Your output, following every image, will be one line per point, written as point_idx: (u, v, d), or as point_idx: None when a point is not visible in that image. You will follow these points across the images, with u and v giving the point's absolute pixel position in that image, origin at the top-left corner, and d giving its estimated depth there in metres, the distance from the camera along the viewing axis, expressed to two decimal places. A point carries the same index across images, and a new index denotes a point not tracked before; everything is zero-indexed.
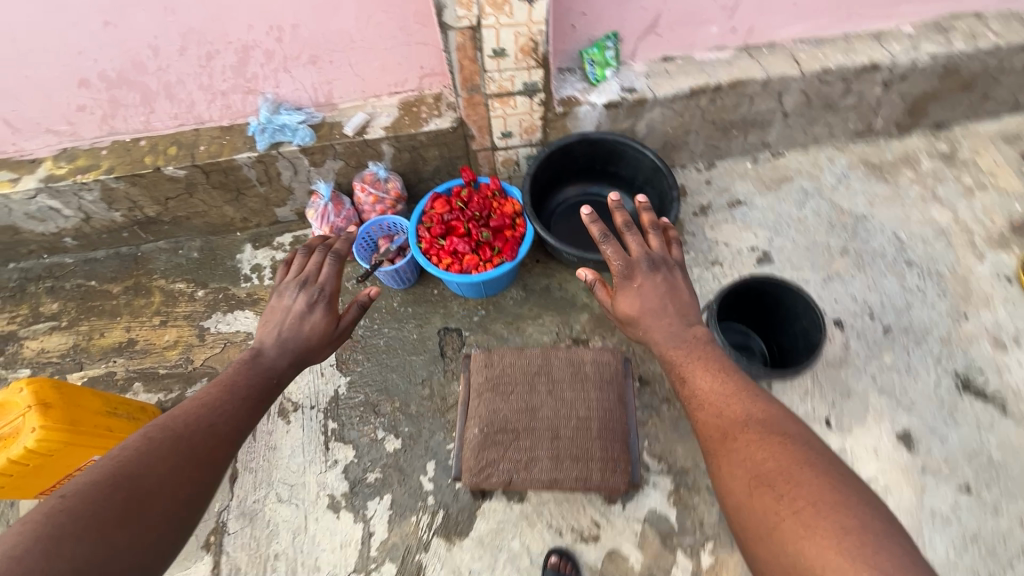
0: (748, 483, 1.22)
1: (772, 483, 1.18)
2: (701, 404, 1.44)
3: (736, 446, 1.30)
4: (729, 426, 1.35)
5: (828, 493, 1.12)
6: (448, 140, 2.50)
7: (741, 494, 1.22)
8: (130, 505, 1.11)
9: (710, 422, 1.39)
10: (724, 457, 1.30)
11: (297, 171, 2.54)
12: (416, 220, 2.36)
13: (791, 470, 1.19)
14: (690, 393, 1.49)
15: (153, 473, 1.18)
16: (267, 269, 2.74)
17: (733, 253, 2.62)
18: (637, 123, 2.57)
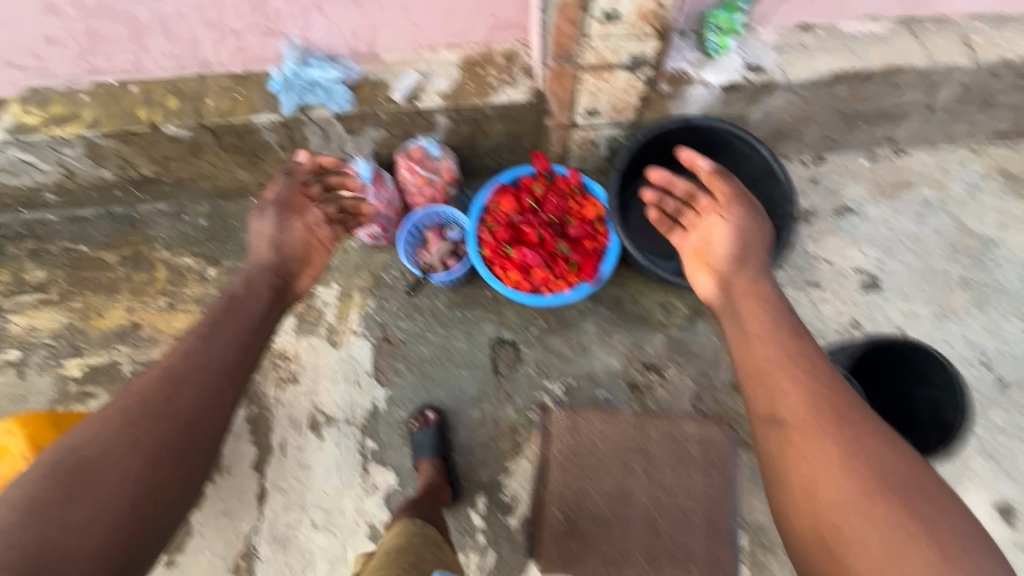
0: (853, 486, 1.09)
1: (890, 488, 1.08)
2: (796, 380, 1.26)
3: (841, 437, 1.15)
4: (830, 412, 1.19)
5: (946, 510, 1.06)
6: (518, 114, 2.01)
7: (844, 492, 1.09)
8: (80, 486, 1.11)
9: (806, 404, 1.22)
10: (821, 451, 1.15)
11: (329, 138, 2.06)
12: (477, 218, 1.96)
13: (910, 480, 1.09)
14: (779, 366, 1.30)
15: (103, 443, 1.17)
16: None
17: (835, 273, 2.26)
18: (752, 109, 2.07)
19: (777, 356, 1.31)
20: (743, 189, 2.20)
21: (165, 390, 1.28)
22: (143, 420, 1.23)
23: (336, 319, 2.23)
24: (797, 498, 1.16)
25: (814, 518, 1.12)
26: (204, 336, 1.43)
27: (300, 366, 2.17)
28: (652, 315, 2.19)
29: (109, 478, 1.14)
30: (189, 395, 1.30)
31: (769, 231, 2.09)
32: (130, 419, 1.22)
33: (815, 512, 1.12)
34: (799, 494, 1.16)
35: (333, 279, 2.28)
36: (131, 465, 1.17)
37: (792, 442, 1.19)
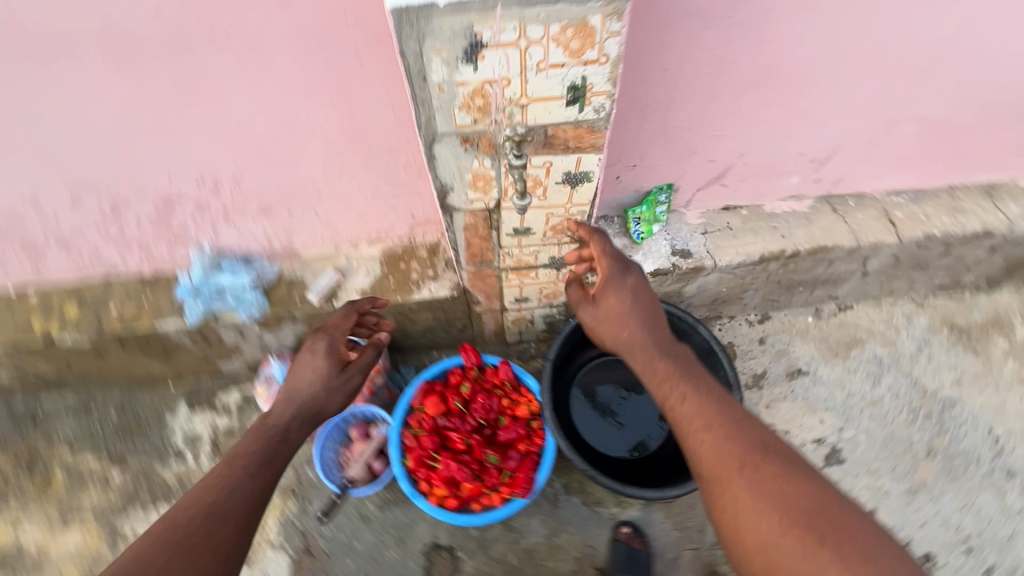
0: (772, 523, 1.10)
1: (796, 516, 1.09)
2: (702, 437, 1.25)
3: (752, 480, 1.16)
4: (740, 456, 1.20)
5: (838, 533, 1.05)
6: (443, 304, 1.93)
7: (768, 528, 1.10)
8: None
9: (714, 451, 1.23)
10: (737, 491, 1.16)
11: (244, 335, 1.95)
12: (400, 422, 1.82)
13: (815, 510, 1.09)
14: (689, 426, 1.29)
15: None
16: (206, 440, 2.15)
17: (793, 445, 2.13)
18: (687, 286, 2.02)
19: (697, 410, 1.29)
20: None
21: (201, 520, 1.12)
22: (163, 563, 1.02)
23: (252, 528, 2.01)
24: (734, 535, 1.16)
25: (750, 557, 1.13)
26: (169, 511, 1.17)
27: None
28: (603, 508, 1.99)
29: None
30: (215, 518, 1.13)
31: None
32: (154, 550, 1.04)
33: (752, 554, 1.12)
34: (737, 535, 1.16)
35: None
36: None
37: (719, 489, 1.20)
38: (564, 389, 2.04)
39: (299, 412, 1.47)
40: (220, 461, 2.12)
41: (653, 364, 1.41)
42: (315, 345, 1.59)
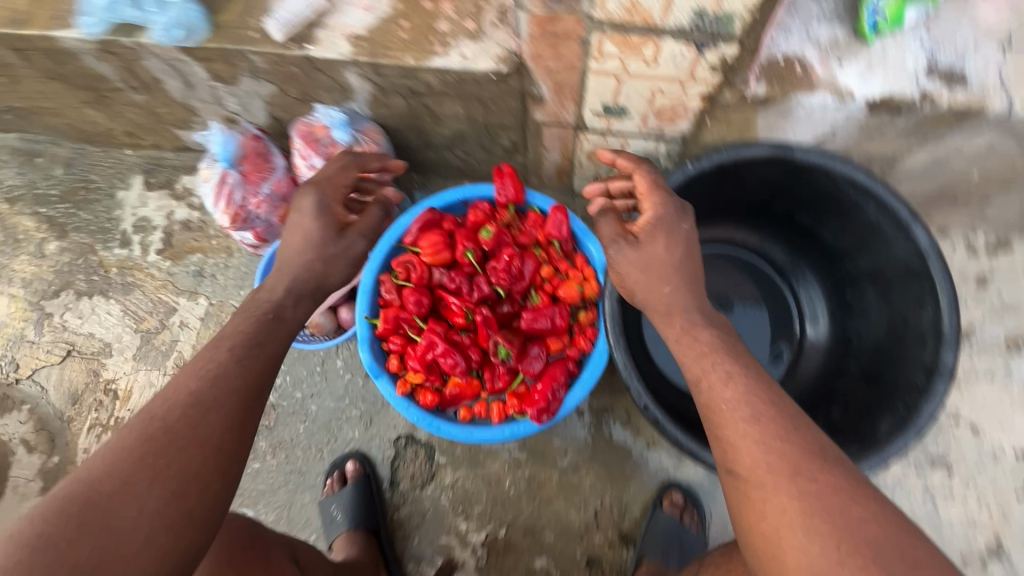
0: (833, 565, 0.59)
1: (872, 557, 0.58)
2: (742, 426, 0.71)
3: (804, 492, 0.64)
4: (794, 459, 0.67)
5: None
6: (482, 92, 1.15)
7: (828, 575, 0.59)
8: (86, 525, 0.59)
9: (756, 451, 0.69)
10: (780, 506, 0.64)
11: (192, 83, 1.31)
12: (380, 261, 1.16)
13: (904, 553, 0.58)
14: (727, 413, 0.74)
15: (133, 467, 0.63)
16: (157, 231, 1.65)
17: (982, 453, 1.31)
18: (918, 151, 1.11)
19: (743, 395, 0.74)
20: (855, 283, 1.28)
21: (208, 379, 0.74)
22: (180, 420, 0.69)
23: (191, 353, 1.54)
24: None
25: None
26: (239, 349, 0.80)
27: (128, 411, 1.52)
28: (651, 456, 1.37)
29: (141, 507, 0.62)
30: (224, 362, 0.76)
31: (883, 376, 1.16)
32: (183, 405, 0.70)
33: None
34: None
35: (203, 293, 1.59)
36: (184, 483, 0.65)
37: (756, 509, 0.66)
38: None
39: (294, 286, 0.93)
40: (170, 260, 1.63)
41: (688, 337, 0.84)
42: (298, 202, 0.99)
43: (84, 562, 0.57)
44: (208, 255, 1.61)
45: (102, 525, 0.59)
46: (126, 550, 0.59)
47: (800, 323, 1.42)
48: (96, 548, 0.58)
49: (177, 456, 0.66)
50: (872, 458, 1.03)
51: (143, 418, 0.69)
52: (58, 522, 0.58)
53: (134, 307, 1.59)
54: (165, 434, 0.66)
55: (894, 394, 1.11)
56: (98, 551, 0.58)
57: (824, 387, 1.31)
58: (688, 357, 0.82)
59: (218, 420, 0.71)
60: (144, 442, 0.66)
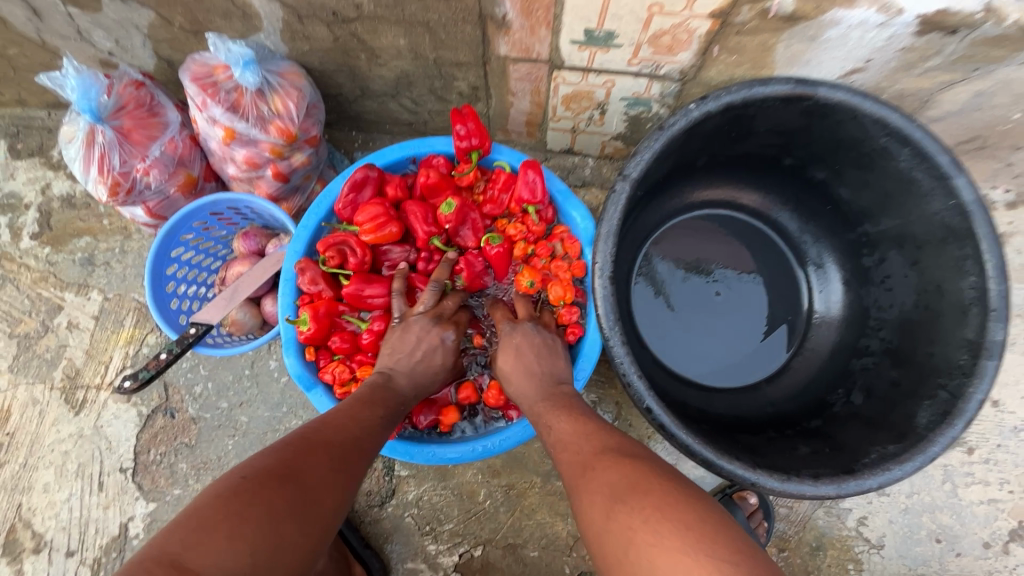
0: (647, 536, 0.54)
1: (675, 512, 0.55)
2: (568, 447, 0.70)
3: (619, 479, 0.61)
4: (605, 458, 0.65)
5: (732, 533, 0.54)
6: (430, 15, 0.89)
7: (649, 548, 0.53)
8: (295, 496, 0.57)
9: (578, 464, 0.67)
10: (600, 503, 0.61)
11: (40, 10, 0.98)
12: (304, 241, 0.93)
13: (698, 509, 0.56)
14: (564, 439, 0.72)
15: (323, 468, 0.62)
16: (31, 210, 1.32)
17: (1003, 429, 1.19)
18: (960, 83, 0.93)
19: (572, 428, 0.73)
20: (876, 247, 1.10)
21: (368, 417, 0.74)
22: (351, 444, 0.68)
23: (84, 360, 1.25)
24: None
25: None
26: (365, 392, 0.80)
27: (7, 436, 1.23)
28: None
29: (326, 505, 0.59)
30: (378, 421, 0.74)
31: (913, 355, 1.00)
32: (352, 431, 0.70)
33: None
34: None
35: (95, 286, 1.28)
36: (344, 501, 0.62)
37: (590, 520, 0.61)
38: (633, 249, 1.15)
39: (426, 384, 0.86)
40: (50, 246, 1.30)
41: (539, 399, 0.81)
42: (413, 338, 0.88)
43: (287, 534, 0.54)
44: (98, 237, 1.30)
45: (312, 509, 0.57)
46: (307, 539, 0.55)
47: (807, 295, 1.25)
48: (294, 528, 0.54)
49: (350, 473, 0.64)
50: (916, 457, 0.85)
51: (321, 431, 0.67)
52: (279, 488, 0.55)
53: (7, 305, 1.28)
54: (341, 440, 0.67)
55: (930, 375, 0.95)
56: (297, 529, 0.55)
57: (837, 368, 1.14)
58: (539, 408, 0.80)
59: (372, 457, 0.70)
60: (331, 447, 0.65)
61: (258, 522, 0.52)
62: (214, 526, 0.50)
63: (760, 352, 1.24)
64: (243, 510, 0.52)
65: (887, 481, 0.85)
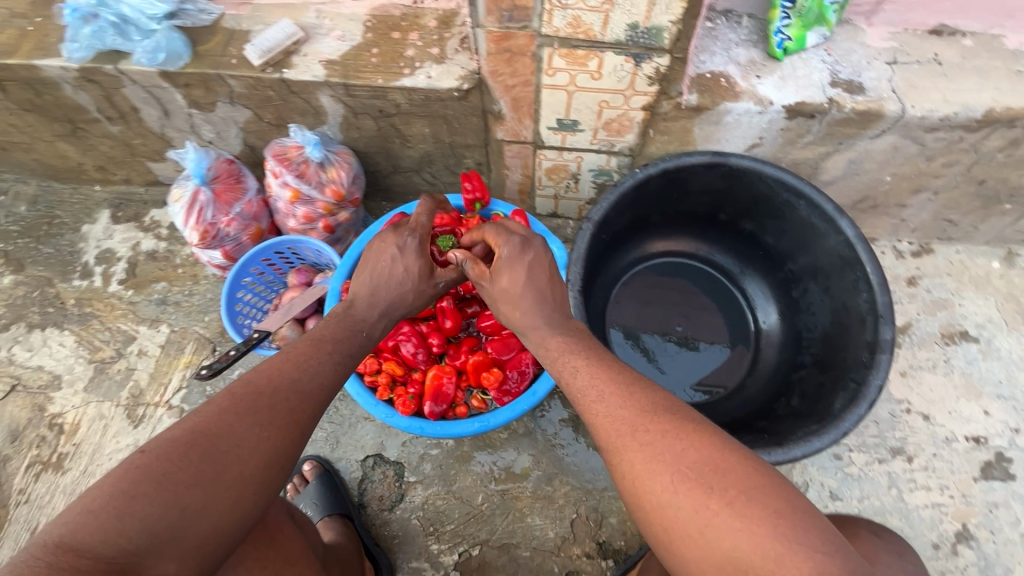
0: (678, 500, 0.66)
1: (704, 476, 0.66)
2: (595, 406, 0.79)
3: (648, 444, 0.71)
4: (636, 420, 0.75)
5: (767, 491, 0.64)
6: (447, 111, 1.26)
7: (676, 508, 0.66)
8: (202, 467, 0.68)
9: (607, 424, 0.77)
10: (633, 464, 0.71)
11: (170, 112, 1.37)
12: (348, 268, 1.23)
13: (728, 468, 0.66)
14: (586, 398, 0.82)
15: (239, 433, 0.72)
16: (121, 261, 1.64)
17: (936, 440, 1.37)
18: (835, 154, 1.27)
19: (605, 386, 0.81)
20: (799, 281, 1.38)
21: (305, 372, 0.84)
22: (277, 404, 0.78)
23: (147, 382, 1.49)
24: (662, 555, 0.69)
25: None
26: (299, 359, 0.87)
27: (73, 446, 1.43)
28: None
29: (240, 470, 0.70)
30: (309, 373, 0.84)
31: (834, 361, 1.23)
32: (279, 392, 0.79)
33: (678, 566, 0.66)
34: (654, 536, 0.69)
35: (165, 320, 1.56)
36: (267, 457, 0.74)
37: (624, 475, 0.72)
38: (605, 285, 1.43)
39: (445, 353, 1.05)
40: (132, 289, 1.60)
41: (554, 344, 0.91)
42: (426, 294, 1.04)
43: (191, 502, 0.65)
44: (172, 282, 1.60)
45: (212, 480, 0.68)
46: (218, 501, 0.68)
47: (754, 326, 1.49)
48: (199, 495, 0.66)
49: (271, 433, 0.75)
50: (832, 432, 1.05)
51: (245, 394, 0.77)
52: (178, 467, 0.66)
53: (90, 337, 1.55)
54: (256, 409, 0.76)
55: (846, 373, 1.17)
56: (203, 495, 0.66)
57: (782, 382, 1.36)
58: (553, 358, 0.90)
59: (304, 413, 0.80)
60: (253, 410, 0.75)
61: (150, 500, 0.63)
62: (101, 508, 0.61)
63: (719, 373, 1.46)
64: (146, 489, 0.63)
65: (810, 451, 1.04)
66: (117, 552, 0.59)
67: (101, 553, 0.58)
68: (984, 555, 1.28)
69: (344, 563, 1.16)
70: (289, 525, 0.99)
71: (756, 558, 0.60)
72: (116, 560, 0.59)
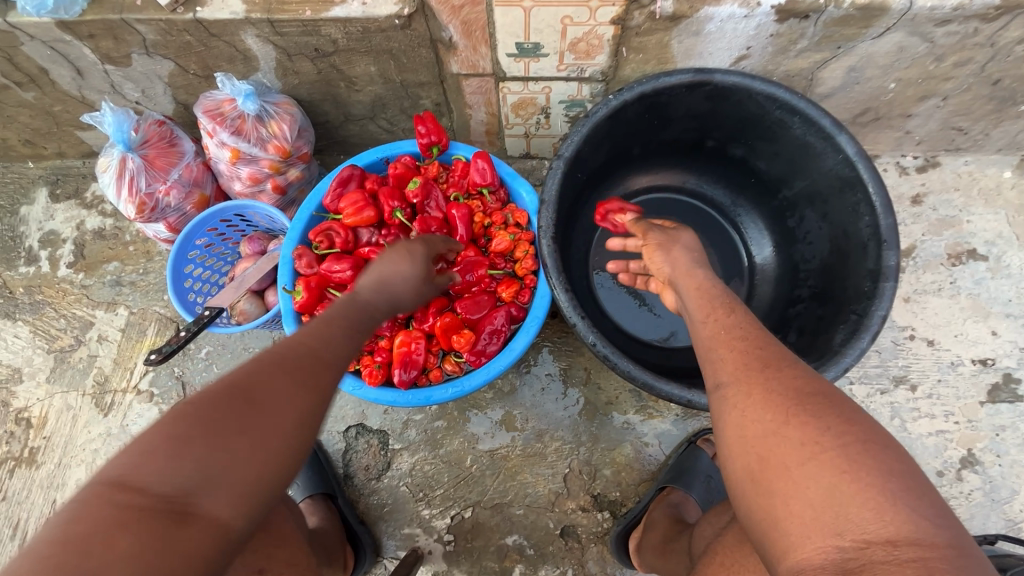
0: (786, 431, 0.57)
1: (819, 415, 0.57)
2: (724, 340, 0.70)
3: (774, 380, 0.62)
4: (767, 360, 0.65)
5: (890, 451, 0.54)
6: (392, 44, 1.11)
7: (780, 442, 0.57)
8: (250, 414, 0.57)
9: (731, 356, 0.68)
10: (749, 396, 0.63)
11: (83, 69, 1.21)
12: (299, 231, 1.11)
13: (854, 420, 0.56)
14: (718, 334, 0.71)
15: (278, 383, 0.61)
16: (67, 242, 1.52)
17: (941, 366, 1.31)
18: (832, 61, 1.12)
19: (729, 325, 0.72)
20: (795, 208, 1.27)
21: (323, 336, 0.71)
22: (315, 357, 0.67)
23: (112, 368, 1.41)
24: (741, 492, 0.61)
25: (766, 520, 0.57)
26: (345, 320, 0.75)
27: (44, 440, 1.37)
28: (614, 412, 1.32)
29: (283, 416, 0.59)
30: (332, 333, 0.71)
31: (833, 293, 1.15)
32: (299, 347, 0.67)
33: (760, 502, 0.58)
34: (740, 466, 0.61)
35: (122, 303, 1.46)
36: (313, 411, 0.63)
37: (729, 405, 0.64)
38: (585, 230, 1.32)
39: None
40: (81, 271, 1.50)
41: (693, 281, 0.81)
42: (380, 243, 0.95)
43: (241, 447, 0.55)
44: (125, 262, 1.50)
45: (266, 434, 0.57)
46: (267, 450, 0.57)
47: (748, 261, 1.40)
48: (250, 442, 0.55)
49: (307, 386, 0.63)
50: (831, 369, 0.97)
51: (287, 348, 0.67)
52: (225, 410, 0.56)
53: (45, 325, 1.46)
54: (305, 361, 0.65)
55: (846, 305, 1.09)
56: (252, 441, 0.55)
57: (779, 317, 1.29)
58: (696, 297, 0.78)
59: (334, 370, 0.68)
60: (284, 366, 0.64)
61: (201, 445, 0.53)
62: (150, 452, 0.51)
63: None
64: (192, 433, 0.53)
65: None
66: (172, 494, 0.50)
67: (151, 494, 0.49)
68: (990, 479, 1.25)
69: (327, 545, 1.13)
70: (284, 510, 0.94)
71: (851, 504, 0.51)
72: (169, 503, 0.50)
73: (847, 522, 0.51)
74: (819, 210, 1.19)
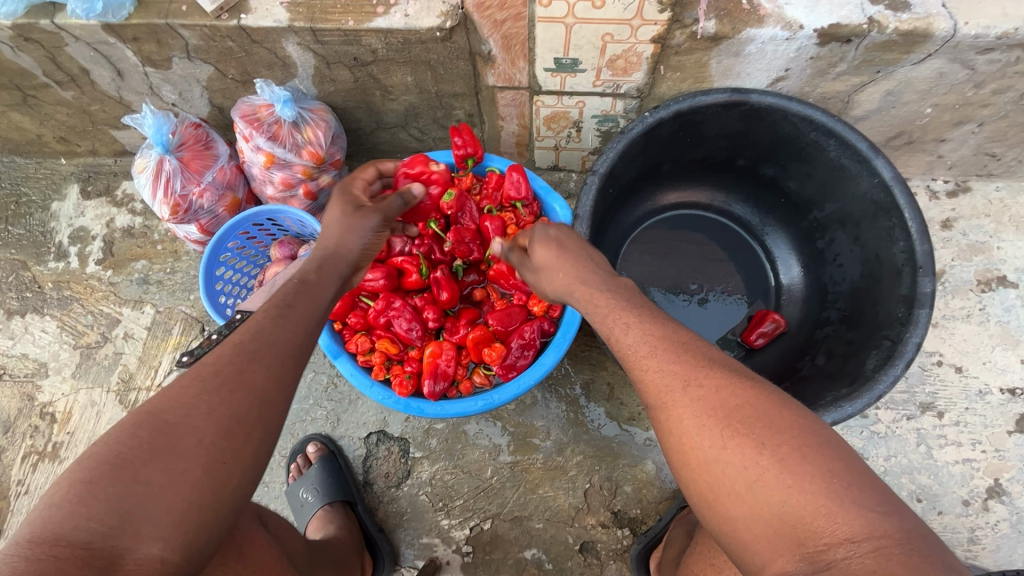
0: (728, 456, 0.58)
1: (753, 430, 0.58)
2: (642, 360, 0.69)
3: (698, 399, 0.62)
4: (686, 372, 0.65)
5: (827, 450, 0.56)
6: (430, 55, 1.11)
7: (726, 466, 0.58)
8: (158, 444, 0.57)
9: (655, 377, 0.67)
10: (681, 420, 0.63)
11: (124, 71, 1.23)
12: None
13: (783, 425, 0.58)
14: (633, 352, 0.71)
15: (192, 403, 0.60)
16: (97, 240, 1.53)
17: (968, 393, 1.30)
18: (869, 86, 1.13)
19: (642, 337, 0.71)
20: (825, 230, 1.26)
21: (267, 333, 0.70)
22: (230, 365, 0.65)
23: (137, 365, 1.43)
24: (704, 512, 0.62)
25: (733, 538, 0.59)
26: (264, 323, 0.71)
27: (68, 435, 1.38)
28: (636, 428, 1.31)
29: (199, 439, 0.58)
30: (266, 328, 0.70)
31: (864, 318, 1.14)
32: (228, 354, 0.65)
33: (720, 522, 0.60)
34: (697, 493, 0.62)
35: (149, 301, 1.48)
36: (232, 421, 0.61)
37: (665, 429, 0.65)
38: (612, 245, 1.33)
39: None
40: (110, 268, 1.51)
41: (597, 294, 0.80)
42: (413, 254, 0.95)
43: (155, 478, 0.55)
44: (153, 260, 1.51)
45: (182, 456, 0.57)
46: (187, 472, 0.57)
47: (774, 281, 1.39)
48: (163, 468, 0.56)
49: (229, 397, 0.62)
50: (864, 396, 0.96)
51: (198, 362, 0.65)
52: (128, 445, 0.56)
53: (73, 321, 1.47)
54: (215, 375, 0.63)
55: (878, 330, 1.08)
56: (165, 470, 0.56)
57: (805, 339, 1.28)
58: (596, 309, 0.78)
59: (261, 372, 0.65)
60: (208, 377, 0.63)
61: (110, 483, 0.54)
62: (62, 501, 0.53)
63: (735, 332, 1.37)
64: (102, 475, 0.54)
65: (840, 418, 0.96)
66: (95, 535, 0.52)
67: (72, 542, 0.51)
68: (1017, 510, 1.23)
69: (342, 555, 1.12)
70: (261, 534, 0.88)
71: (808, 516, 0.53)
72: (91, 546, 0.51)
73: (807, 532, 0.53)
74: (851, 233, 1.19)
